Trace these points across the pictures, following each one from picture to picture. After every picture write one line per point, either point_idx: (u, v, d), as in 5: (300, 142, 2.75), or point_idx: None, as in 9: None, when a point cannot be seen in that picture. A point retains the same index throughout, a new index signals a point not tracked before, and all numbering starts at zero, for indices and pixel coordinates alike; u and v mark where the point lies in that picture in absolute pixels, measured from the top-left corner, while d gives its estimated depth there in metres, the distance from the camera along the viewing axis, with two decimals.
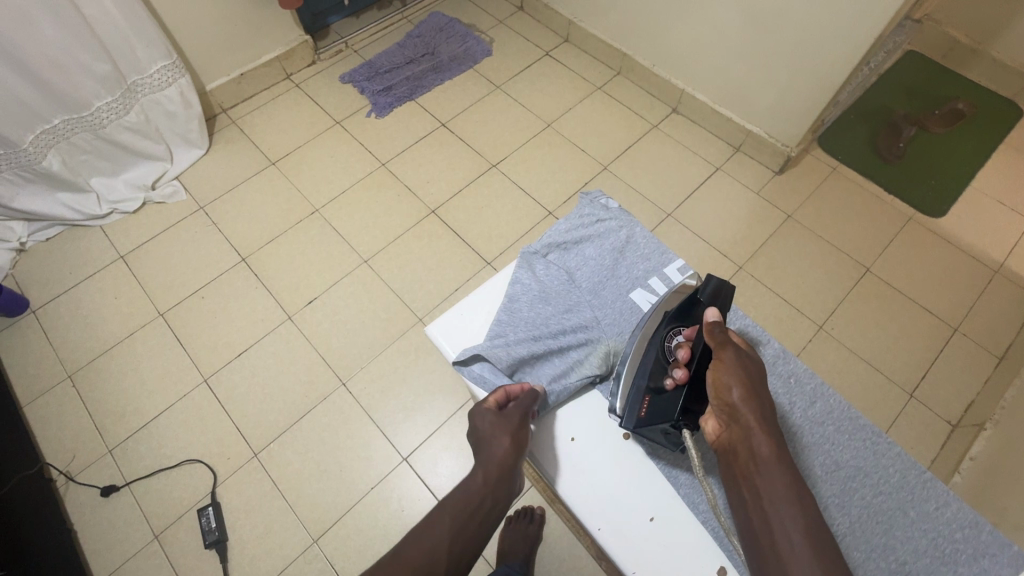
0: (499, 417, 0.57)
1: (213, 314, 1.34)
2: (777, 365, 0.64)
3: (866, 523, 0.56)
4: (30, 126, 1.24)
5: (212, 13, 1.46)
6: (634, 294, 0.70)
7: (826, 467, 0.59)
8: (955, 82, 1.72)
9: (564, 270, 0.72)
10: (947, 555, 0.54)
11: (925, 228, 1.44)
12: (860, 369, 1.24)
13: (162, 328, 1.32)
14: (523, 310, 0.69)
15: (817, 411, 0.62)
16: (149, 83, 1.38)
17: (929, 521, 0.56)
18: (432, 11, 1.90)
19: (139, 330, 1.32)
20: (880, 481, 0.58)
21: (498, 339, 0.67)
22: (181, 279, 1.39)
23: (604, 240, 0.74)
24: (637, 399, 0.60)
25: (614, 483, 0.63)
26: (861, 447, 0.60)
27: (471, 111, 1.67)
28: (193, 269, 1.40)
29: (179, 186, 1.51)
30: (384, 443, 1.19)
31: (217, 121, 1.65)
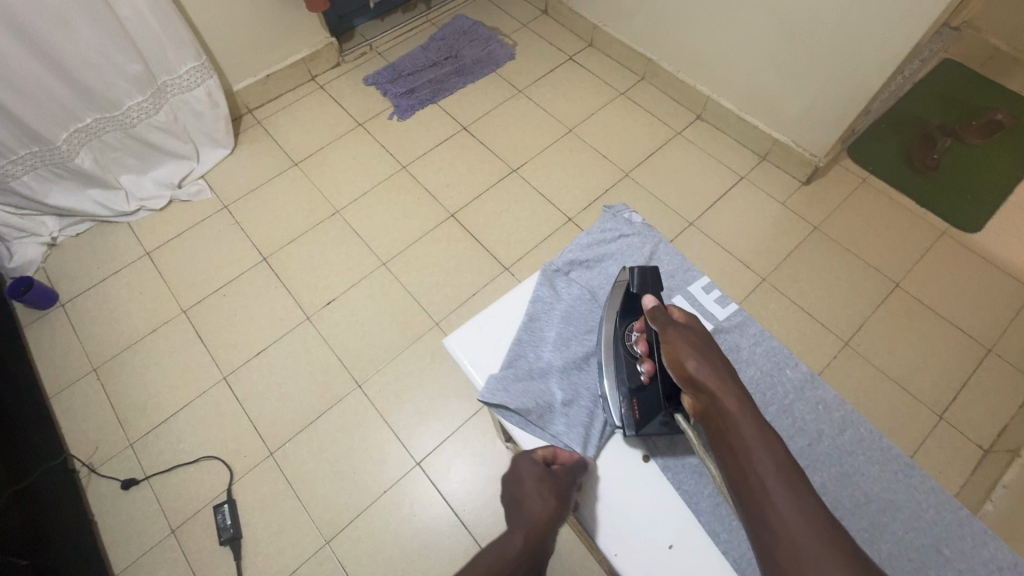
0: (546, 475, 0.55)
1: (233, 312, 1.36)
2: (805, 390, 0.62)
3: (897, 560, 0.54)
4: (64, 124, 1.28)
5: (241, 14, 1.48)
6: None
7: (855, 499, 0.57)
8: (993, 92, 1.66)
9: (587, 290, 0.72)
10: None
11: (960, 244, 1.39)
12: (887, 389, 1.20)
13: (184, 325, 1.34)
14: (546, 332, 0.69)
15: (847, 439, 0.60)
16: (179, 84, 1.40)
17: (964, 561, 0.53)
18: (456, 14, 1.90)
19: (162, 326, 1.34)
20: (913, 517, 0.55)
21: (521, 365, 0.67)
22: (203, 276, 1.41)
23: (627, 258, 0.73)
24: (627, 404, 0.61)
25: (633, 507, 0.61)
26: (893, 480, 0.57)
27: (493, 114, 1.67)
28: (216, 267, 1.42)
29: (204, 185, 1.54)
30: (398, 446, 1.19)
31: (243, 121, 1.67)
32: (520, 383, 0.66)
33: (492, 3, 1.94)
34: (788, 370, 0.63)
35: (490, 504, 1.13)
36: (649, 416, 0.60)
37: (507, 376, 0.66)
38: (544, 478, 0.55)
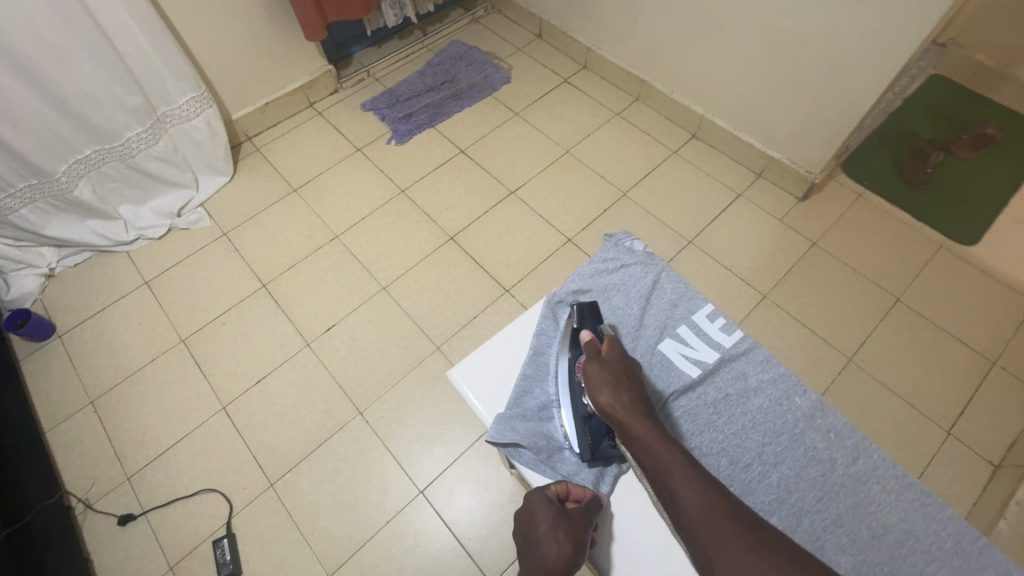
0: (559, 519, 0.56)
1: (233, 340, 1.35)
2: (815, 419, 0.61)
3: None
4: (63, 156, 1.28)
5: (240, 45, 1.51)
6: (664, 345, 0.67)
7: (871, 530, 0.56)
8: (982, 106, 1.69)
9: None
10: None
11: (958, 256, 1.39)
12: (893, 405, 1.19)
13: (183, 354, 1.33)
14: (550, 366, 0.68)
15: (860, 469, 0.59)
16: (178, 114, 1.41)
17: None
18: (452, 40, 1.94)
19: (160, 356, 1.33)
20: (933, 547, 0.54)
21: (527, 402, 0.66)
22: (202, 305, 1.40)
23: (629, 287, 0.71)
24: (580, 429, 0.63)
25: (645, 542, 0.60)
26: (910, 509, 0.56)
27: (490, 137, 1.68)
28: (215, 295, 1.41)
29: (203, 213, 1.54)
30: (401, 474, 1.17)
31: (242, 148, 1.69)
32: (526, 421, 0.65)
33: (487, 28, 1.97)
34: (796, 399, 0.62)
35: (494, 533, 1.11)
36: (598, 440, 0.63)
37: (513, 415, 0.65)
38: (558, 521, 0.56)
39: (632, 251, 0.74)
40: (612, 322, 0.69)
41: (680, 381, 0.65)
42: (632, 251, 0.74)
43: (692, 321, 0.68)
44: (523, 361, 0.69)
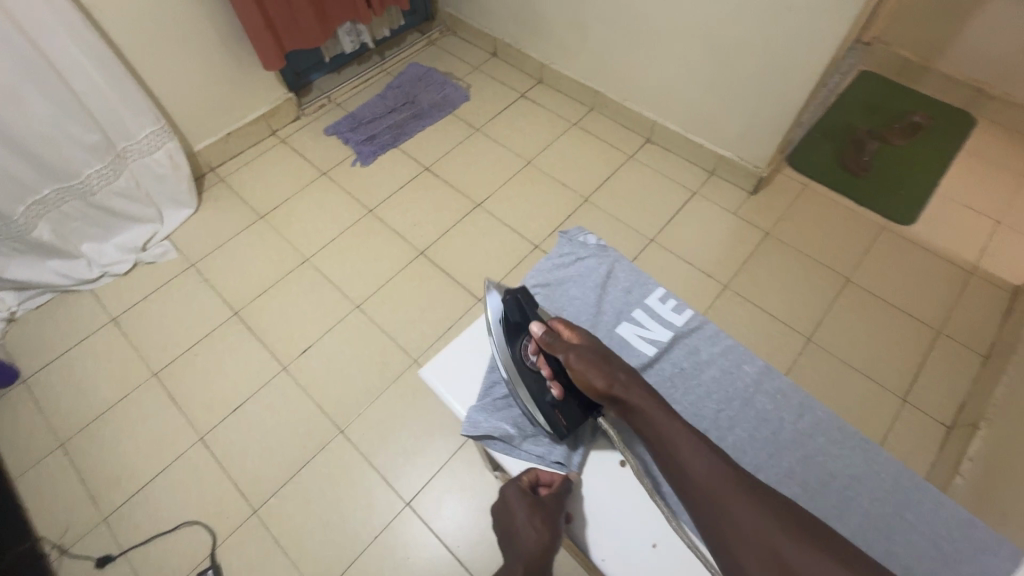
0: (534, 507, 0.59)
1: (207, 370, 1.33)
2: (764, 383, 0.66)
3: (865, 530, 0.57)
4: (20, 198, 1.27)
5: (198, 78, 1.52)
6: (621, 329, 0.71)
7: (819, 479, 0.60)
8: (909, 97, 1.82)
9: (553, 312, 0.73)
10: (947, 554, 0.55)
11: (899, 236, 1.49)
12: (851, 379, 1.26)
13: (155, 389, 1.31)
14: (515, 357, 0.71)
15: (806, 424, 0.63)
16: (138, 148, 1.42)
17: (925, 523, 0.57)
18: (410, 62, 1.99)
19: (132, 392, 1.31)
20: (875, 488, 0.59)
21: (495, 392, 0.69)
22: (173, 337, 1.39)
23: (585, 277, 0.75)
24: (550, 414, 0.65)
25: (615, 513, 0.63)
26: (852, 456, 0.61)
27: (453, 153, 1.73)
28: (186, 327, 1.40)
29: (169, 246, 1.53)
30: (386, 489, 1.17)
31: (206, 179, 1.69)
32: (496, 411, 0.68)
33: (443, 50, 2.03)
34: (744, 368, 0.67)
35: (483, 538, 1.12)
36: (573, 419, 0.64)
37: (483, 406, 0.69)
38: (533, 509, 0.59)
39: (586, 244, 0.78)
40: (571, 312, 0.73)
41: (637, 360, 0.68)
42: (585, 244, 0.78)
43: (645, 304, 0.72)
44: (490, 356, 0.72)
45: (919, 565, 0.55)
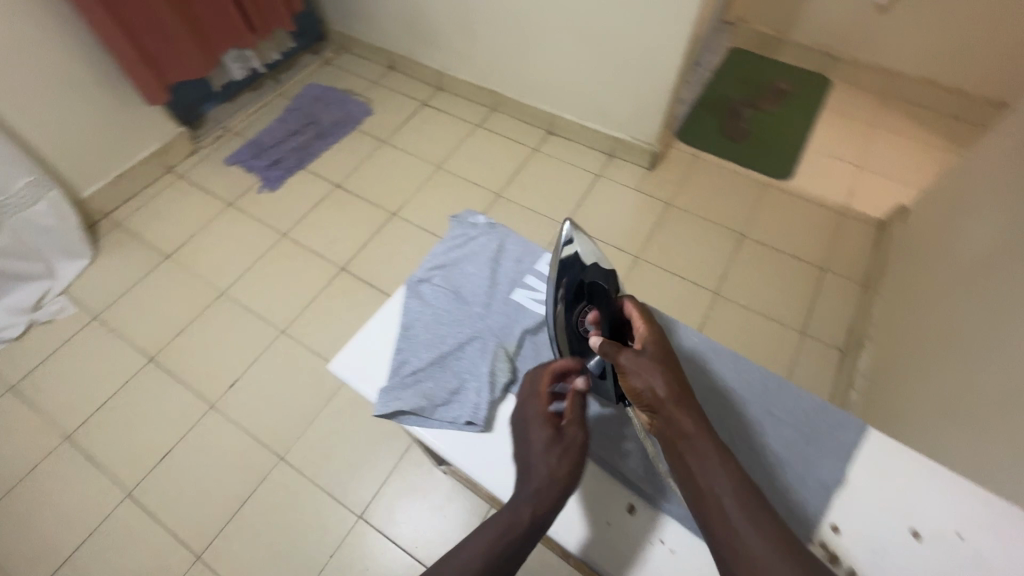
0: (556, 440, 0.55)
1: (126, 423, 1.26)
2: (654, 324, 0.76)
3: (741, 427, 0.68)
4: None
5: (74, 122, 1.44)
6: (517, 296, 0.70)
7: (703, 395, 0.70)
8: (774, 66, 2.01)
9: (451, 289, 0.67)
10: (810, 434, 0.67)
11: (780, 190, 1.65)
12: (758, 322, 1.39)
13: (70, 453, 1.22)
14: (420, 334, 0.63)
15: (688, 351, 0.74)
16: (16, 202, 1.32)
17: (785, 412, 0.69)
18: (307, 83, 1.97)
19: (43, 461, 1.21)
20: (746, 392, 0.71)
21: (401, 370, 0.60)
22: (84, 395, 1.30)
23: (479, 252, 0.71)
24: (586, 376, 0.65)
25: None
26: (726, 369, 0.72)
27: (363, 168, 1.73)
28: (97, 382, 1.32)
29: (67, 301, 1.44)
30: (337, 505, 1.16)
31: (100, 227, 1.59)
32: (406, 386, 0.60)
33: (340, 68, 2.03)
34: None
35: (441, 536, 1.13)
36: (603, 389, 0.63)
37: (389, 387, 0.58)
38: (555, 439, 0.55)
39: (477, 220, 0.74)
40: (467, 287, 0.68)
41: (534, 320, 0.68)
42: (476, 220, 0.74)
43: (537, 271, 0.72)
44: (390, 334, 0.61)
45: (789, 450, 0.66)
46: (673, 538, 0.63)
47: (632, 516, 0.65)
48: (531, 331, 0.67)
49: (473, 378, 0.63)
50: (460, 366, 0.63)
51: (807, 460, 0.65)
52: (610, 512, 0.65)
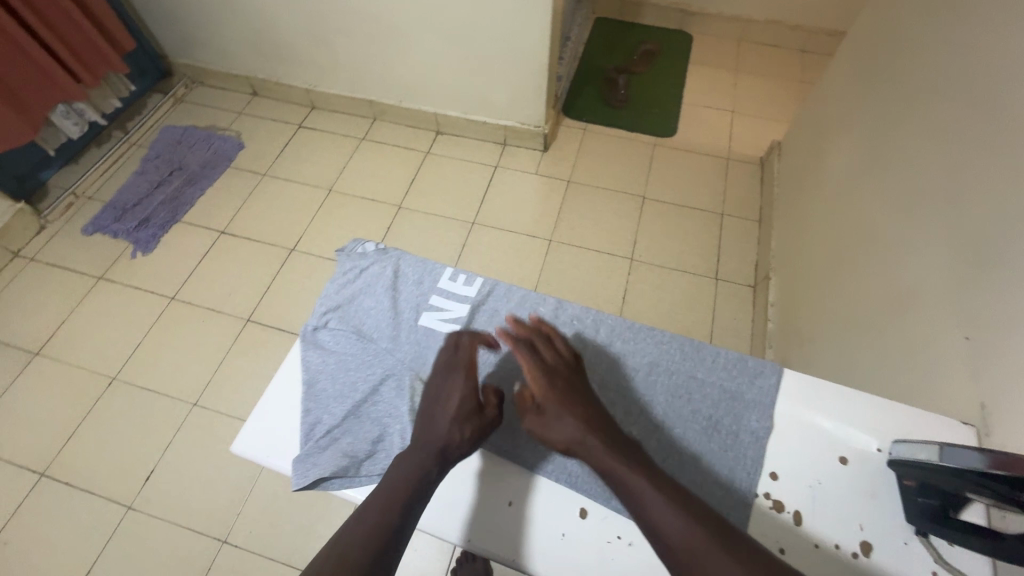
0: (475, 413, 0.56)
1: (192, 480, 1.23)
2: (561, 314, 0.68)
3: (672, 407, 0.61)
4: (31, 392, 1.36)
5: (175, 228, 1.65)
6: (425, 319, 0.65)
7: (625, 375, 0.63)
8: None
9: (351, 329, 0.65)
10: (741, 394, 0.61)
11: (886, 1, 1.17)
12: (866, 197, 1.04)
13: (137, 521, 1.19)
14: (327, 388, 0.60)
15: (605, 333, 0.66)
16: (118, 295, 1.52)
17: (716, 375, 0.63)
18: (327, 111, 1.92)
19: (111, 535, 1.17)
20: (670, 366, 0.63)
21: (315, 433, 0.57)
22: (175, 479, 1.24)
23: (372, 284, 0.68)
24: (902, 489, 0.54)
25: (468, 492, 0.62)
26: (646, 346, 0.65)
27: (414, 183, 1.75)
28: (148, 444, 1.29)
29: (106, 364, 1.40)
30: (427, 536, 1.13)
31: (103, 285, 1.54)
32: (322, 448, 0.57)
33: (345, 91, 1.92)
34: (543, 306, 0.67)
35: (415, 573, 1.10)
36: (910, 503, 0.53)
37: (305, 456, 0.56)
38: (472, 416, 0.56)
39: (366, 252, 0.72)
40: (369, 324, 0.65)
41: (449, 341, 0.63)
42: (366, 253, 0.72)
43: (440, 288, 0.68)
44: (298, 394, 0.61)
45: (720, 410, 0.60)
46: (633, 535, 0.59)
47: (584, 520, 0.60)
48: None
49: (391, 415, 0.59)
50: (373, 406, 0.60)
51: (740, 416, 0.60)
52: (563, 521, 0.60)
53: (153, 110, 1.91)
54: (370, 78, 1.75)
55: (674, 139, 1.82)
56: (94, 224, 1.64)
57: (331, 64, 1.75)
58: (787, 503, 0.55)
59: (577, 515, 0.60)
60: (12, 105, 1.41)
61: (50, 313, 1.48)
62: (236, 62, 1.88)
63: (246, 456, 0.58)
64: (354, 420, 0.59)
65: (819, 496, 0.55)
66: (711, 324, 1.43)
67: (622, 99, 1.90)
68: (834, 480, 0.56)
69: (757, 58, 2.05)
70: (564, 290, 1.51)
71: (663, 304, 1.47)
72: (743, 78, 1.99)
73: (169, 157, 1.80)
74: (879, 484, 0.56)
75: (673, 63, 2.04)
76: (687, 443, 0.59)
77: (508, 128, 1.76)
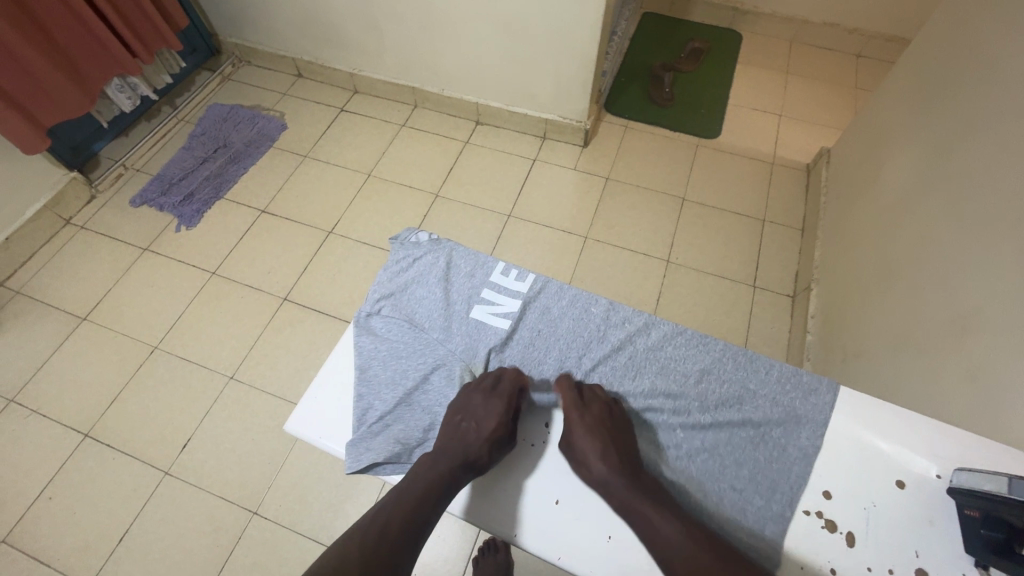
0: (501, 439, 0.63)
1: (226, 452, 1.27)
2: (615, 316, 0.74)
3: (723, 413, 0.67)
4: (75, 357, 1.41)
5: (219, 205, 1.69)
6: (475, 313, 0.74)
7: (679, 381, 0.69)
8: None
9: (405, 318, 0.74)
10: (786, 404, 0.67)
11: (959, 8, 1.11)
12: (924, 212, 1.00)
13: (172, 487, 1.23)
14: (379, 374, 0.69)
15: (659, 338, 0.72)
16: (161, 268, 1.56)
17: (767, 387, 0.68)
18: (369, 96, 1.94)
19: (148, 499, 1.22)
20: (718, 375, 0.69)
21: (368, 419, 0.66)
22: (209, 450, 1.27)
23: (427, 276, 0.77)
24: (968, 517, 0.56)
25: (525, 491, 0.65)
26: (699, 355, 0.71)
27: (452, 172, 1.75)
28: (183, 414, 1.32)
29: (146, 334, 1.44)
30: (452, 522, 1.15)
31: (145, 256, 1.58)
32: (375, 432, 0.66)
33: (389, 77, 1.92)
34: (593, 307, 0.74)
35: (438, 558, 1.12)
36: (975, 530, 0.55)
37: (359, 437, 0.65)
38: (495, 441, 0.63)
39: (421, 244, 0.80)
40: (423, 314, 0.74)
41: (498, 336, 0.72)
42: (420, 244, 0.80)
43: (490, 284, 0.76)
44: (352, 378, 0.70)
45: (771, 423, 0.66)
46: None
47: None
48: (495, 349, 0.72)
49: (439, 405, 0.69)
50: (422, 396, 0.69)
51: (791, 432, 0.65)
52: (611, 526, 0.62)
53: (201, 88, 1.95)
54: (414, 64, 1.76)
55: (718, 141, 1.78)
56: (142, 197, 1.69)
57: (377, 49, 1.76)
58: (841, 523, 0.59)
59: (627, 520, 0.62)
60: (72, 77, 1.45)
61: (98, 280, 1.53)
62: (284, 43, 1.90)
63: (301, 436, 0.67)
64: (404, 407, 0.69)
65: (871, 520, 0.59)
66: (747, 332, 1.41)
67: (667, 97, 1.87)
68: (884, 505, 0.60)
69: (808, 60, 2.00)
70: (598, 289, 1.50)
71: (699, 309, 1.45)
72: (793, 80, 1.93)
73: (214, 134, 1.83)
74: (937, 510, 0.59)
75: (721, 62, 2.00)
76: (737, 450, 0.65)
77: (550, 122, 1.75)
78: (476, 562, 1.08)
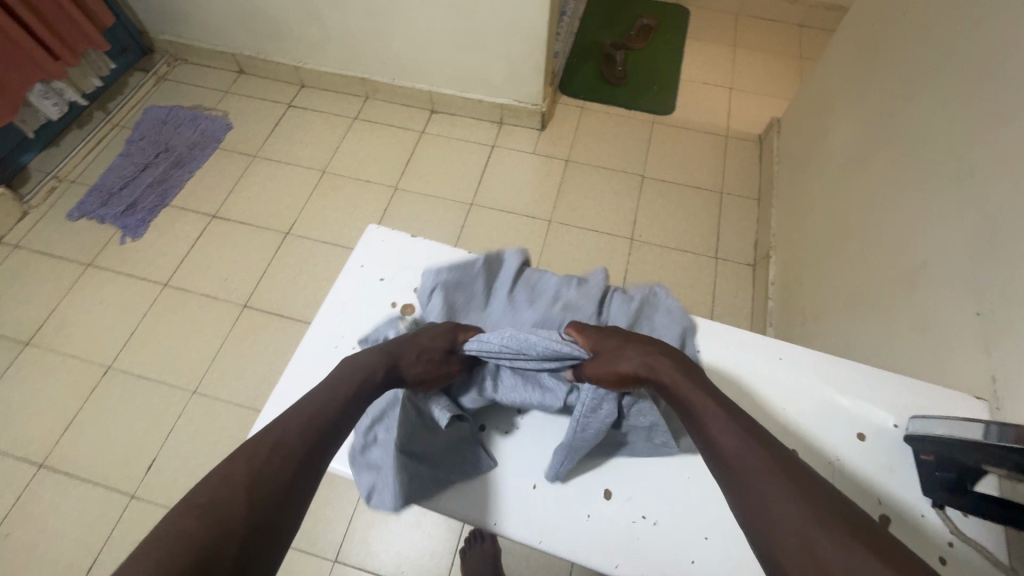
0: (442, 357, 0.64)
1: (195, 468, 1.22)
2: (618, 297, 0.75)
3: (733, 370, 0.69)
4: (19, 386, 1.32)
5: (165, 213, 1.61)
6: None
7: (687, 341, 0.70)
8: None
9: None
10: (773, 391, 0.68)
11: None
12: (868, 174, 1.04)
13: (140, 509, 1.18)
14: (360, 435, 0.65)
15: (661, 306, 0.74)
16: (107, 284, 1.48)
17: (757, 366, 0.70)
18: (317, 90, 1.87)
19: (115, 525, 1.16)
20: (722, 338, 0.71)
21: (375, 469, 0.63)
22: (176, 468, 1.22)
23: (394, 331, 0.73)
24: (925, 459, 0.59)
25: (499, 476, 0.65)
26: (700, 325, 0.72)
27: (409, 163, 1.72)
28: (145, 434, 1.27)
29: (96, 354, 1.37)
30: (436, 517, 1.14)
31: (89, 272, 1.49)
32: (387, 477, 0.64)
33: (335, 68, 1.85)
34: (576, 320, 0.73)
35: (424, 552, 1.11)
36: (931, 472, 0.58)
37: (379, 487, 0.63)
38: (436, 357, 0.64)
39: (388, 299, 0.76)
40: None
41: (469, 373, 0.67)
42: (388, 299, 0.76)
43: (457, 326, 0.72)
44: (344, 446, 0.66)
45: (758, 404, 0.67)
46: (659, 514, 0.62)
47: (610, 501, 0.63)
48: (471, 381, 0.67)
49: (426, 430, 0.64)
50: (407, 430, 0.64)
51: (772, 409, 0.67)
52: (591, 504, 0.63)
53: (135, 89, 1.84)
54: (361, 54, 1.70)
55: (673, 117, 1.80)
56: (80, 209, 1.59)
57: (321, 40, 1.69)
58: None
59: (603, 496, 0.63)
60: None
61: (38, 302, 1.44)
62: (221, 38, 1.82)
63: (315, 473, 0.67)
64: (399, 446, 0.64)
65: (835, 474, 0.62)
66: (712, 303, 1.44)
67: (620, 75, 1.87)
68: (847, 459, 0.62)
69: (754, 32, 2.03)
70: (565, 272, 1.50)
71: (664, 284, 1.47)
72: (740, 53, 1.97)
73: (153, 139, 1.74)
74: (898, 457, 0.62)
75: (670, 38, 2.01)
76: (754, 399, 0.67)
77: (505, 106, 1.72)
78: (463, 553, 1.08)
